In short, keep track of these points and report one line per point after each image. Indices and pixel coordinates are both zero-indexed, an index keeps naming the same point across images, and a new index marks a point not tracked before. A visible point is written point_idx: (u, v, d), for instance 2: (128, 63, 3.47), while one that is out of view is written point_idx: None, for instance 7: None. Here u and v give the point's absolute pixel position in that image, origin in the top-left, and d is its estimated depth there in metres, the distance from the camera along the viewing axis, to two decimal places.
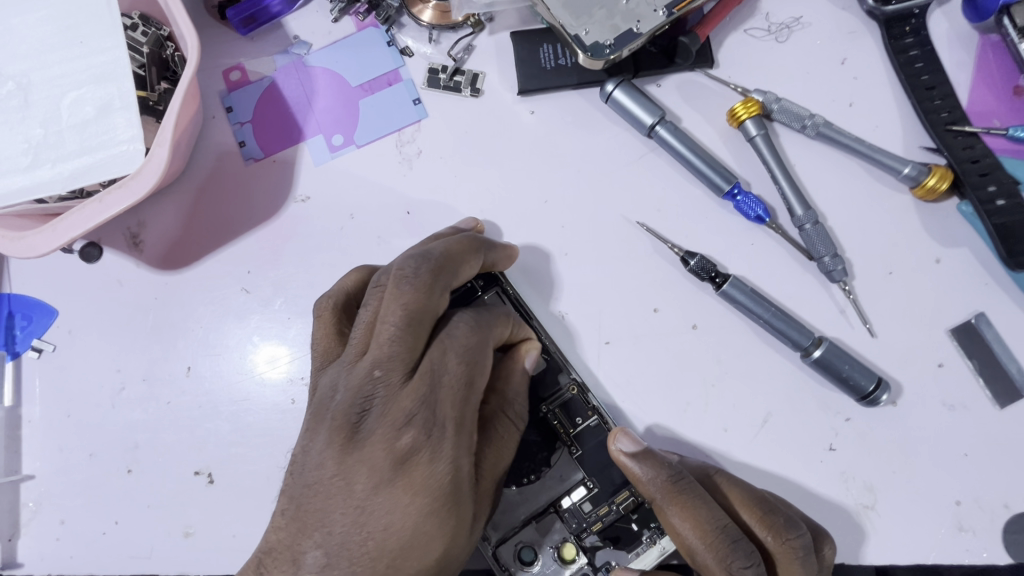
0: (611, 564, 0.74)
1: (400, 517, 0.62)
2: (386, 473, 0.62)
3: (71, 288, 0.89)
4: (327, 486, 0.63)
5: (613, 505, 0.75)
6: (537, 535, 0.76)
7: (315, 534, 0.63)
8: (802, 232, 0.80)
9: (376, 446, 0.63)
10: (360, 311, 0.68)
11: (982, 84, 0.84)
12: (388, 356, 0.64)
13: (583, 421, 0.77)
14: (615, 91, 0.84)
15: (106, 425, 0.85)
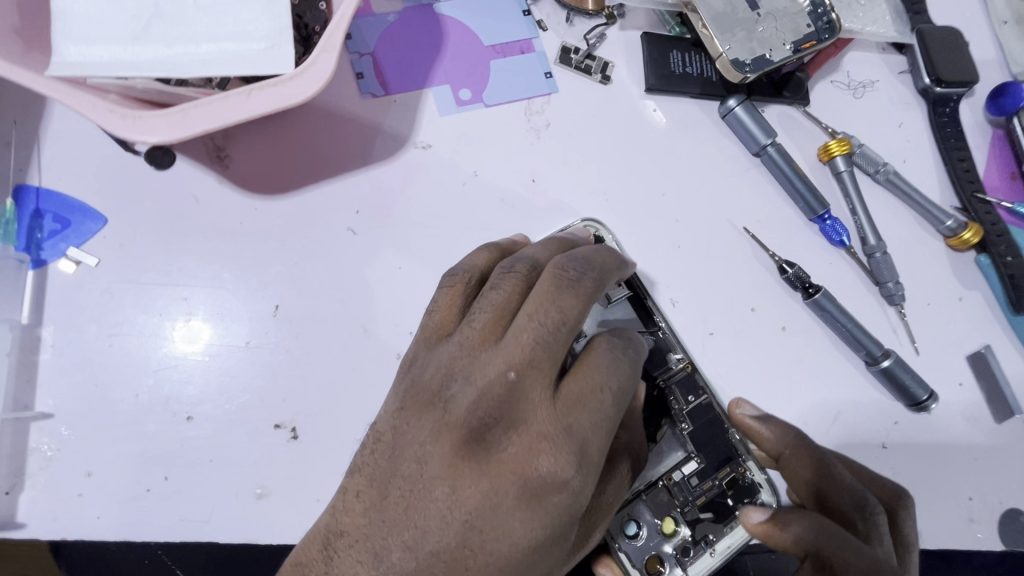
0: (709, 537, 0.77)
1: (511, 541, 0.56)
2: (511, 494, 0.56)
3: (128, 196, 0.75)
4: (431, 491, 0.57)
5: (716, 479, 0.79)
6: (643, 509, 0.78)
7: (401, 537, 0.56)
8: (872, 259, 0.93)
9: (499, 458, 0.57)
10: (493, 297, 0.62)
11: (992, 166, 1.05)
12: (531, 364, 0.57)
13: (695, 399, 0.80)
14: (737, 107, 0.92)
15: (161, 361, 0.71)
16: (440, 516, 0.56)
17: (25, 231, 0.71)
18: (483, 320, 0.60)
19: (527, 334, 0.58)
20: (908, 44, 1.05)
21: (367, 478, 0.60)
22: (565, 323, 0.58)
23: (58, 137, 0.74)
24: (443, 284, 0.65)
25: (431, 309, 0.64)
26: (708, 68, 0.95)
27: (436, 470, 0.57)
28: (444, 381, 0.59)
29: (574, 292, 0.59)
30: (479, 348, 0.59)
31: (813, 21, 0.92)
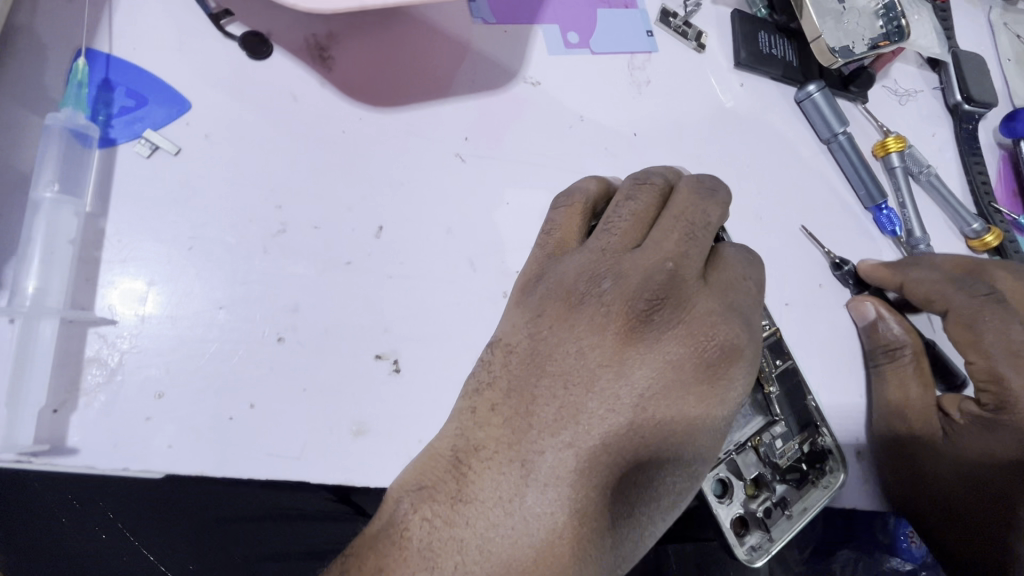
0: (787, 500, 0.78)
1: (676, 427, 0.58)
2: (681, 373, 0.59)
3: (216, 82, 0.65)
4: (592, 385, 0.58)
5: (796, 444, 0.80)
6: (731, 471, 0.77)
7: (568, 427, 0.57)
8: (915, 251, 0.99)
9: (662, 348, 0.59)
10: (628, 207, 0.67)
11: (999, 181, 1.18)
12: (684, 256, 0.63)
13: (783, 363, 0.81)
14: (816, 92, 0.96)
15: (247, 273, 0.62)
16: (602, 410, 0.57)
17: (91, 102, 0.61)
18: (621, 228, 0.65)
19: (673, 232, 0.63)
20: (943, 64, 1.16)
21: (507, 387, 0.60)
22: (708, 222, 0.64)
23: (141, 8, 0.64)
24: (561, 206, 0.69)
25: (551, 229, 0.69)
26: (789, 53, 0.99)
27: (596, 364, 0.59)
28: (593, 281, 0.62)
29: (712, 197, 0.66)
30: (623, 251, 0.64)
31: (885, 23, 0.96)
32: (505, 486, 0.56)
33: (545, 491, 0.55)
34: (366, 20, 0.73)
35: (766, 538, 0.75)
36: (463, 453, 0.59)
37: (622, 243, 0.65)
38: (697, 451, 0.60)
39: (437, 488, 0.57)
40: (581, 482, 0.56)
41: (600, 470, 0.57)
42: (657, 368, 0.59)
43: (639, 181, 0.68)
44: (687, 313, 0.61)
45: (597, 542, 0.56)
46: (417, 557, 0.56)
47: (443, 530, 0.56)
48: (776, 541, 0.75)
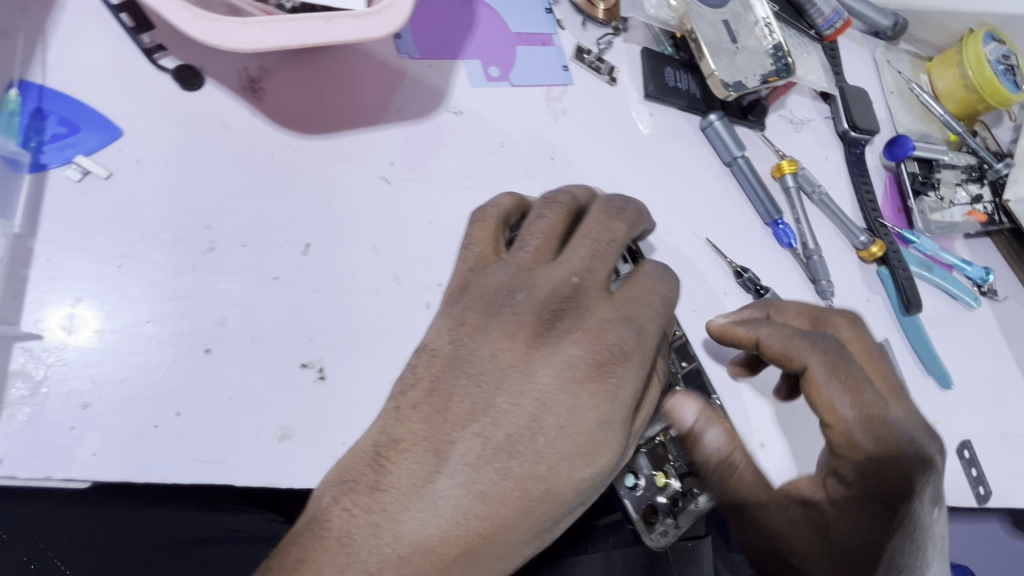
0: (696, 489, 0.85)
1: (574, 424, 0.65)
2: (578, 372, 0.67)
3: (146, 111, 0.69)
4: (500, 383, 0.66)
5: (703, 437, 0.87)
6: (643, 463, 0.84)
7: (476, 420, 0.64)
8: (810, 261, 1.11)
9: (564, 351, 0.67)
10: (540, 228, 0.76)
11: (885, 199, 1.33)
12: (586, 270, 0.71)
13: (688, 363, 0.89)
14: (717, 121, 1.07)
15: (175, 289, 0.66)
16: (509, 405, 0.65)
17: (22, 129, 0.64)
18: (534, 246, 0.74)
19: (581, 250, 0.72)
20: (832, 96, 1.31)
21: (430, 387, 0.67)
22: (612, 240, 0.74)
23: (72, 42, 0.68)
24: (476, 221, 0.77)
25: (470, 246, 0.77)
26: (693, 86, 1.10)
27: (505, 364, 0.67)
28: (509, 292, 0.71)
29: (618, 221, 0.75)
30: (536, 267, 0.73)
31: (774, 61, 1.10)
32: (419, 476, 0.62)
33: (454, 477, 0.62)
34: (297, 54, 0.79)
35: (674, 525, 0.83)
36: (381, 449, 0.64)
37: (537, 259, 0.74)
38: (593, 445, 0.66)
39: (357, 480, 0.61)
40: (487, 470, 0.63)
41: (504, 461, 0.63)
42: (556, 368, 0.67)
43: (548, 202, 0.78)
44: (586, 322, 0.69)
45: (500, 529, 0.62)
46: (336, 545, 0.59)
47: (360, 519, 0.60)
48: (682, 528, 0.83)
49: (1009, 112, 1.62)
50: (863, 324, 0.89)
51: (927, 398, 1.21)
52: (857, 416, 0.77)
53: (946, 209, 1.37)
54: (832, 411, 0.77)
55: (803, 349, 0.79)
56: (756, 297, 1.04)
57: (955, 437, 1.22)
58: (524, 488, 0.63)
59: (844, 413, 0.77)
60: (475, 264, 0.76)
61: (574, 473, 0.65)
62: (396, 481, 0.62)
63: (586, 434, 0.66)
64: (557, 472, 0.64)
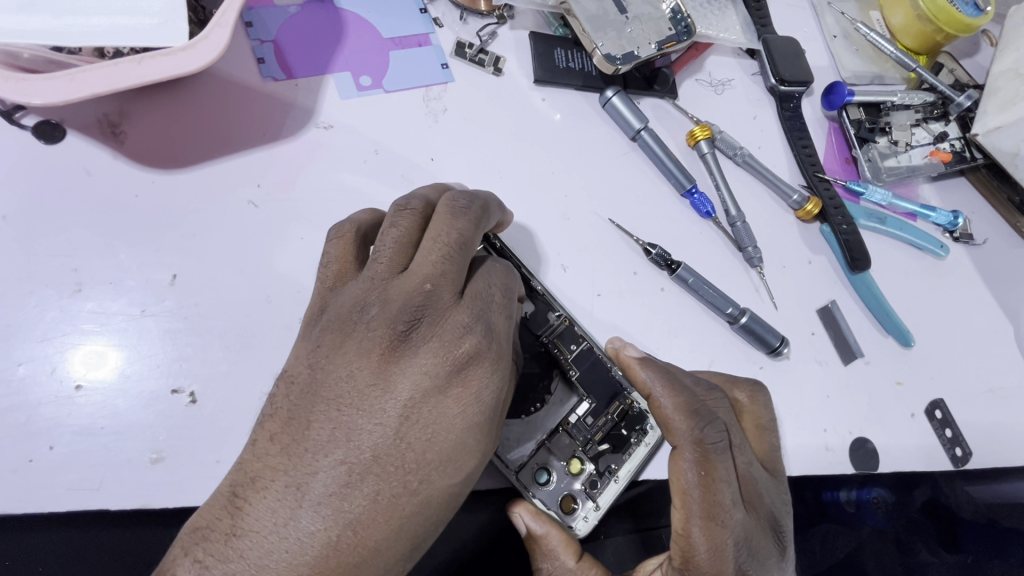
0: (612, 468, 0.83)
1: (439, 435, 0.63)
2: (437, 384, 0.63)
3: (11, 170, 0.74)
4: (365, 405, 0.62)
5: (608, 415, 0.84)
6: (550, 456, 0.83)
7: (337, 448, 0.60)
8: (734, 228, 1.07)
9: (423, 363, 0.63)
10: (386, 232, 0.67)
11: (830, 151, 1.26)
12: (441, 277, 0.65)
13: (577, 346, 0.86)
14: (614, 96, 1.04)
15: (47, 331, 0.70)
16: (371, 427, 0.61)
17: None
18: (387, 255, 0.66)
19: (433, 255, 0.65)
20: (757, 50, 1.23)
21: (290, 416, 0.62)
22: (464, 241, 0.67)
23: None
24: (333, 239, 0.70)
25: (325, 263, 0.69)
26: (588, 64, 1.07)
27: (364, 386, 0.62)
28: (364, 307, 0.64)
29: (469, 217, 0.68)
30: (390, 276, 0.66)
31: (674, 25, 1.06)
32: (284, 515, 0.58)
33: (318, 509, 0.59)
34: (157, 93, 0.82)
35: (594, 508, 0.81)
36: (227, 491, 0.60)
37: (389, 266, 0.66)
38: (462, 453, 0.64)
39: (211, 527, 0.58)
40: (357, 498, 0.60)
41: (373, 485, 0.60)
42: (416, 383, 0.63)
43: (399, 206, 0.70)
44: (449, 329, 0.65)
45: (374, 553, 0.60)
46: None
47: (212, 569, 0.56)
48: (602, 508, 0.81)
49: (985, 37, 1.48)
50: (762, 390, 0.86)
51: (886, 359, 1.13)
52: (698, 489, 0.67)
53: (903, 153, 1.27)
54: (679, 477, 0.68)
55: (689, 419, 0.70)
56: (669, 273, 1.00)
57: (926, 396, 1.13)
58: (398, 506, 0.61)
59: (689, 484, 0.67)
60: (332, 276, 0.68)
61: (447, 481, 0.64)
62: (258, 524, 0.58)
63: (457, 441, 0.64)
64: (431, 484, 0.63)
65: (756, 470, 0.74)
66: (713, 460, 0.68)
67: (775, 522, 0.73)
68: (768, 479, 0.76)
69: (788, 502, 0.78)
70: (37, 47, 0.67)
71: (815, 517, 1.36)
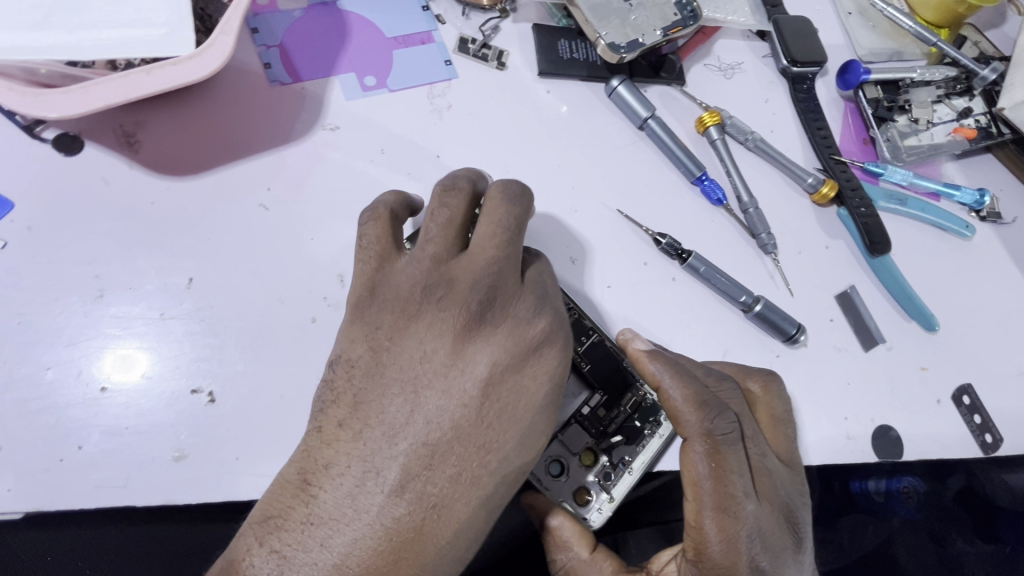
0: (626, 459, 0.82)
1: (511, 415, 0.64)
2: (505, 366, 0.65)
3: (34, 183, 0.77)
4: (439, 386, 0.63)
5: (620, 406, 0.84)
6: (563, 448, 0.83)
7: (416, 430, 0.61)
8: (746, 214, 1.05)
9: (492, 345, 0.65)
10: (442, 217, 0.68)
11: (846, 132, 1.22)
12: (503, 262, 0.66)
13: (588, 339, 0.85)
14: (619, 86, 1.03)
15: (73, 336, 0.73)
16: (448, 408, 0.63)
17: None
18: (445, 239, 0.67)
19: (494, 239, 0.66)
20: (768, 32, 1.20)
21: (363, 399, 0.63)
22: (521, 227, 0.68)
23: None
24: (368, 219, 0.70)
25: (365, 245, 0.68)
26: (592, 54, 1.06)
27: (438, 368, 0.63)
28: (429, 290, 0.65)
29: (523, 205, 0.69)
30: (450, 260, 0.66)
31: (679, 10, 1.04)
32: (363, 495, 0.59)
33: (402, 488, 0.60)
34: (168, 101, 0.84)
35: (607, 500, 0.81)
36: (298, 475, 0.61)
37: (448, 251, 0.67)
38: (532, 434, 0.65)
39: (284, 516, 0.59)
40: (436, 475, 0.61)
41: (450, 464, 0.62)
42: (487, 366, 0.64)
43: (448, 187, 0.70)
44: (514, 311, 0.66)
45: (455, 531, 0.61)
46: None
47: (291, 556, 0.57)
48: (616, 499, 0.81)
49: (1013, 6, 1.41)
50: (779, 379, 0.85)
51: (909, 344, 1.10)
52: (709, 482, 0.67)
53: (925, 131, 1.22)
54: (690, 470, 0.68)
55: (700, 411, 0.69)
56: (680, 262, 0.99)
57: (953, 381, 1.10)
58: (475, 482, 0.62)
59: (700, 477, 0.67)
60: (377, 259, 0.67)
61: (518, 460, 0.65)
62: (340, 505, 0.59)
63: (527, 421, 0.65)
64: (504, 464, 0.64)
65: (769, 461, 0.73)
66: (724, 453, 0.67)
67: (791, 512, 0.72)
68: (783, 470, 0.75)
69: (805, 492, 0.77)
70: (52, 63, 0.70)
71: (844, 509, 1.35)
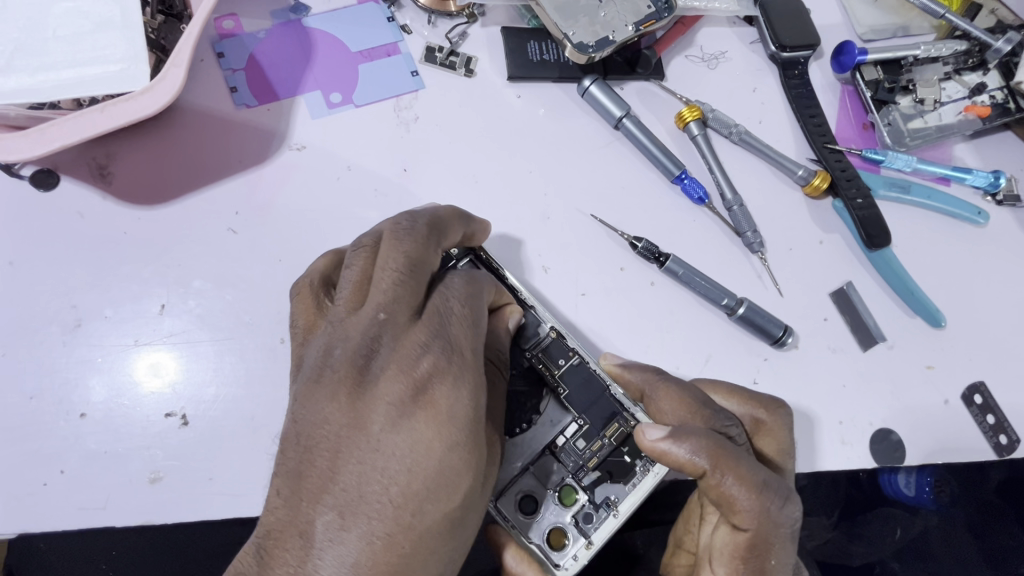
0: (610, 499, 0.71)
1: (422, 459, 0.58)
2: (408, 408, 0.59)
3: (13, 219, 0.81)
4: (345, 453, 0.58)
5: (604, 438, 0.73)
6: (536, 482, 0.72)
7: (327, 492, 0.57)
8: (730, 212, 1.01)
9: (390, 392, 0.59)
10: (342, 272, 0.65)
11: (843, 118, 1.15)
12: (394, 302, 0.61)
13: (567, 361, 0.75)
14: (591, 86, 1.00)
15: (53, 363, 0.77)
16: (355, 467, 0.57)
17: None
18: (344, 293, 0.63)
19: (384, 281, 0.62)
20: (755, 16, 1.14)
21: (281, 470, 0.59)
22: (410, 261, 0.63)
23: None
24: (293, 297, 0.68)
25: (293, 323, 0.67)
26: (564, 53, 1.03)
27: (340, 426, 0.58)
28: (329, 349, 0.61)
29: (413, 237, 0.64)
30: (349, 313, 0.62)
31: (653, 2, 1.00)
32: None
33: (327, 554, 0.56)
34: (138, 132, 0.86)
35: (585, 546, 0.70)
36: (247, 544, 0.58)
37: (348, 304, 0.63)
38: (450, 474, 0.59)
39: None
40: (359, 544, 0.56)
41: (371, 529, 0.57)
42: (390, 413, 0.58)
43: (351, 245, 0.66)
44: (407, 351, 0.60)
45: None
46: None
47: None
48: (597, 546, 0.69)
49: None
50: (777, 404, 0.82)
51: (913, 342, 1.04)
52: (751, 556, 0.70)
53: (932, 112, 1.14)
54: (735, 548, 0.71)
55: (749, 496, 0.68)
56: (658, 266, 0.96)
57: (963, 380, 1.03)
58: (405, 542, 0.57)
59: (743, 554, 0.70)
60: (303, 332, 0.66)
61: (445, 507, 0.59)
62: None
63: (443, 464, 0.58)
64: (429, 513, 0.58)
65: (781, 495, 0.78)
66: (781, 525, 0.70)
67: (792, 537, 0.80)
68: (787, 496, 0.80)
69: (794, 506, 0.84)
70: (16, 106, 0.72)
71: (874, 500, 1.24)
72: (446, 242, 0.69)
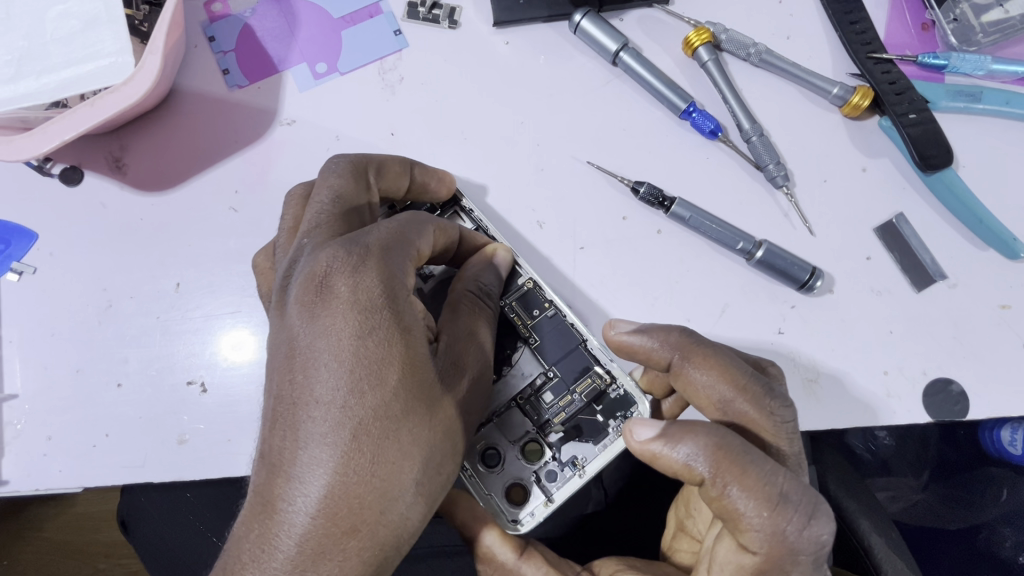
0: (577, 459, 0.70)
1: (338, 356, 0.56)
2: (320, 308, 0.57)
3: (49, 215, 0.89)
4: (278, 363, 0.59)
5: (574, 394, 0.72)
6: (499, 434, 0.72)
7: (274, 408, 0.58)
8: (750, 144, 0.90)
9: (301, 300, 0.58)
10: (284, 227, 0.70)
11: (896, 20, 0.96)
12: (311, 227, 0.65)
13: (540, 312, 0.75)
14: (582, 20, 0.92)
15: (93, 340, 0.86)
16: (286, 381, 0.58)
17: None
18: (284, 241, 0.69)
19: (305, 215, 0.66)
20: None
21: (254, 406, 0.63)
22: (327, 192, 0.67)
23: None
24: (260, 274, 0.76)
25: (265, 297, 0.76)
26: None
27: (274, 348, 0.60)
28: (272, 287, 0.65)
29: (335, 173, 0.69)
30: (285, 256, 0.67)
31: None
32: (266, 485, 0.57)
33: (283, 469, 0.56)
34: (144, 123, 0.92)
35: (544, 504, 0.69)
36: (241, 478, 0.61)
37: (288, 248, 0.68)
38: (372, 365, 0.56)
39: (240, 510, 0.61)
40: (305, 444, 0.56)
41: (312, 428, 0.56)
42: (304, 321, 0.58)
43: (301, 198, 0.71)
44: (315, 256, 0.60)
45: (353, 486, 0.55)
46: None
47: (239, 535, 0.57)
48: (556, 504, 0.69)
49: None
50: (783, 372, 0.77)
51: (983, 279, 0.88)
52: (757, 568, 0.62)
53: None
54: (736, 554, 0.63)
55: (757, 512, 0.59)
56: (664, 212, 0.89)
57: None
58: (349, 436, 0.56)
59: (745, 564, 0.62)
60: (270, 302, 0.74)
61: (379, 396, 0.56)
62: (253, 507, 0.57)
63: (363, 353, 0.56)
64: (364, 405, 0.56)
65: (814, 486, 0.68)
66: (799, 552, 0.60)
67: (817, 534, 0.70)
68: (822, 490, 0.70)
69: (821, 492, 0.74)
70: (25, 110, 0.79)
71: (971, 460, 1.11)
72: (385, 183, 0.73)
